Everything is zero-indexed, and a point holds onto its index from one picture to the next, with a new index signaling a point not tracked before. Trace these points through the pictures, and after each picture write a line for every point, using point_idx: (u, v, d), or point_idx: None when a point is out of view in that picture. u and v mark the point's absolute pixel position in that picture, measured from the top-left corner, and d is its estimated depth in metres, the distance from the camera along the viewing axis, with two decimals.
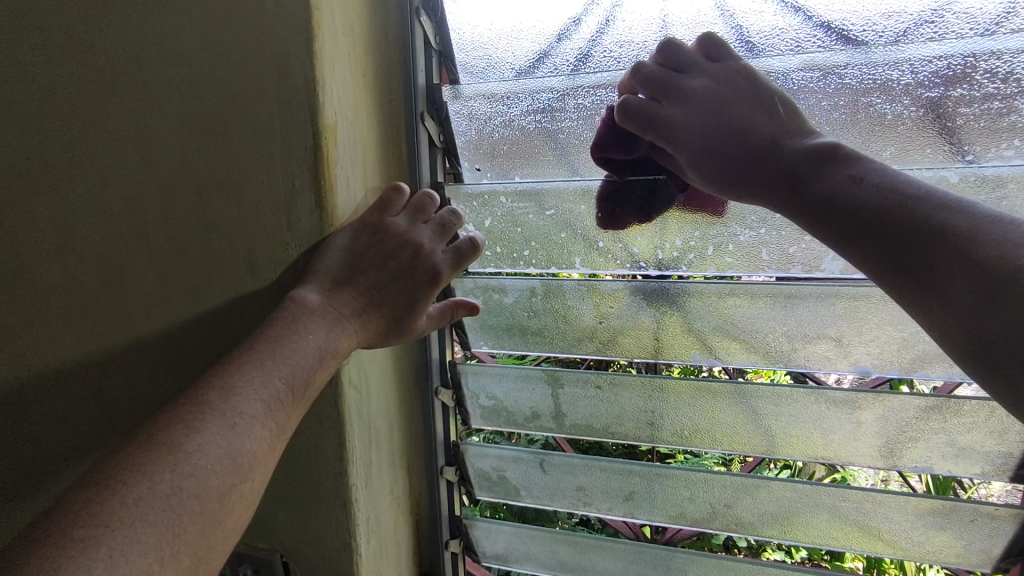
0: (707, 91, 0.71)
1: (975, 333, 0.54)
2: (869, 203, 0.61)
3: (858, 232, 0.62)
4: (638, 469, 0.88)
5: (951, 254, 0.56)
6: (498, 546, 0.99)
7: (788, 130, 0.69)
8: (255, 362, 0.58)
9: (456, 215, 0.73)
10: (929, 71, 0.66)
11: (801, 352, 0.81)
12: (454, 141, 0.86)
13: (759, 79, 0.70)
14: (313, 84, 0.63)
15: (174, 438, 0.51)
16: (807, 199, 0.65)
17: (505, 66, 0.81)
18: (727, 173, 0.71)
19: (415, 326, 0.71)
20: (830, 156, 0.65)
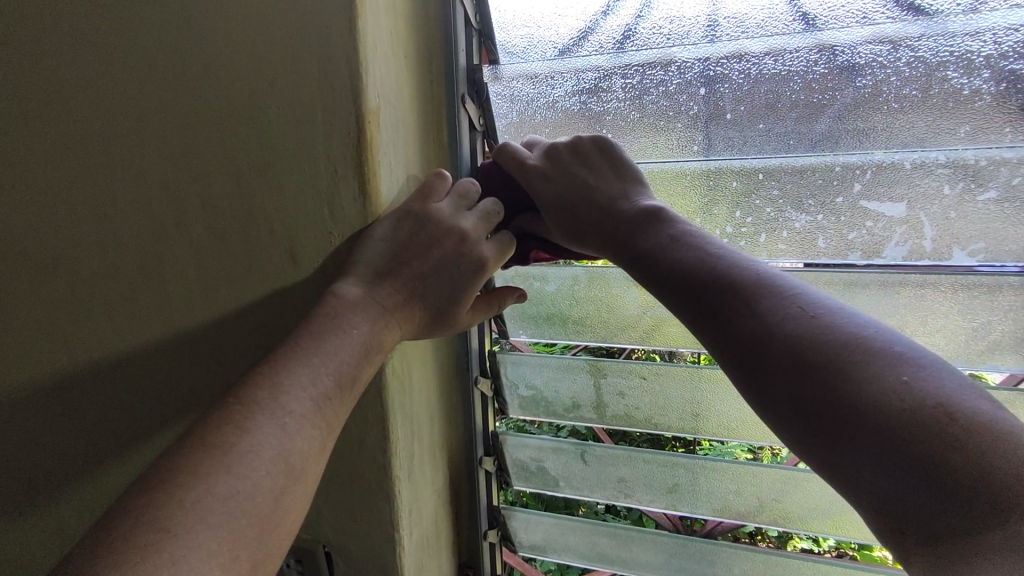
0: (561, 149, 0.71)
1: (806, 421, 0.48)
2: (679, 257, 0.60)
3: (668, 282, 0.61)
4: (684, 462, 0.85)
5: (742, 302, 0.55)
6: (536, 536, 0.98)
7: (627, 191, 0.69)
8: (301, 360, 0.57)
9: (498, 206, 0.70)
10: (1014, 41, 0.61)
11: None
12: (494, 121, 0.83)
13: (610, 146, 0.71)
14: (357, 65, 0.61)
15: (227, 439, 0.49)
16: (636, 256, 0.64)
17: (547, 45, 0.78)
18: (576, 225, 0.70)
19: (458, 319, 0.69)
20: (653, 218, 0.65)
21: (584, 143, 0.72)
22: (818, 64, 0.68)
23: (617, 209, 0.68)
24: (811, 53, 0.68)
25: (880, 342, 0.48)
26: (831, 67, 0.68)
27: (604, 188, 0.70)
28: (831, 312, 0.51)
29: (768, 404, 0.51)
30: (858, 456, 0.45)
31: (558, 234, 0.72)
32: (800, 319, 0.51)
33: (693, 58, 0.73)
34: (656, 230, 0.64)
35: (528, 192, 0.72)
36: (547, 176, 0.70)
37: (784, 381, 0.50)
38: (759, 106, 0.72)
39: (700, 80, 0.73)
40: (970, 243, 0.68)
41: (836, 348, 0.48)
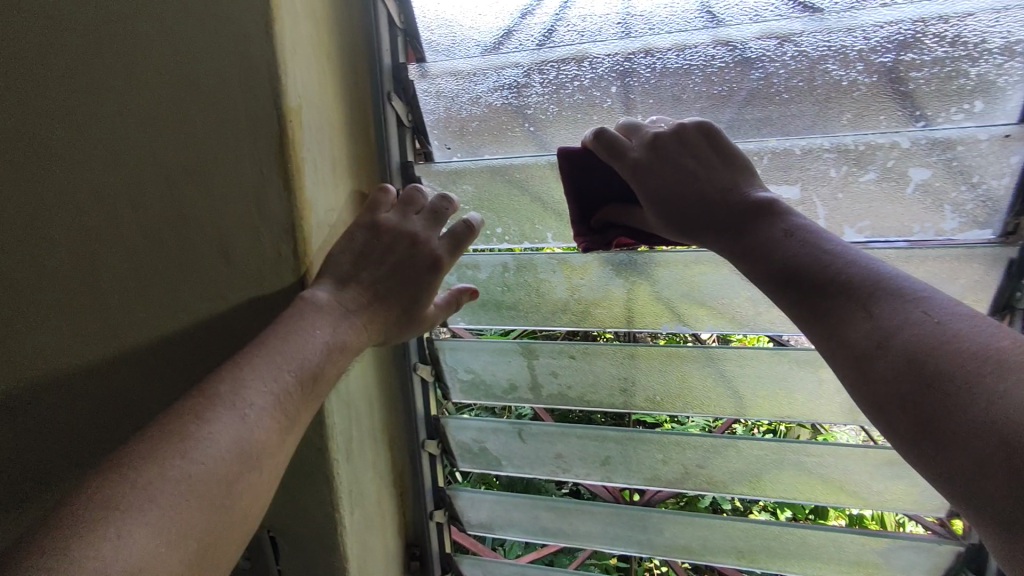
0: (666, 137, 0.69)
1: (921, 426, 0.47)
2: (799, 254, 0.59)
3: (782, 280, 0.60)
4: (613, 434, 0.91)
5: (860, 305, 0.54)
6: (482, 514, 1.02)
7: (739, 180, 0.67)
8: (263, 356, 0.61)
9: (448, 201, 0.74)
10: (880, 37, 0.67)
11: (766, 315, 0.83)
12: (424, 119, 0.86)
13: (717, 133, 0.69)
14: (276, 66, 0.63)
15: (186, 428, 0.53)
16: (744, 249, 0.64)
17: (470, 43, 0.81)
18: (686, 217, 0.68)
19: (423, 313, 0.74)
20: (766, 210, 0.64)
21: (685, 127, 0.69)
22: (716, 58, 0.73)
23: (729, 201, 0.66)
24: (710, 48, 0.73)
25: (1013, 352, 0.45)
26: (728, 61, 0.73)
27: (716, 177, 0.68)
28: (954, 315, 0.50)
29: (879, 402, 0.50)
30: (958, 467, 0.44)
31: (662, 227, 0.70)
32: (924, 326, 0.50)
33: (603, 53, 0.77)
34: (769, 223, 0.63)
35: (634, 183, 0.70)
36: (654, 163, 0.69)
37: (893, 382, 0.50)
38: (664, 100, 0.78)
39: (611, 76, 0.78)
40: (857, 221, 0.74)
41: (950, 354, 0.47)
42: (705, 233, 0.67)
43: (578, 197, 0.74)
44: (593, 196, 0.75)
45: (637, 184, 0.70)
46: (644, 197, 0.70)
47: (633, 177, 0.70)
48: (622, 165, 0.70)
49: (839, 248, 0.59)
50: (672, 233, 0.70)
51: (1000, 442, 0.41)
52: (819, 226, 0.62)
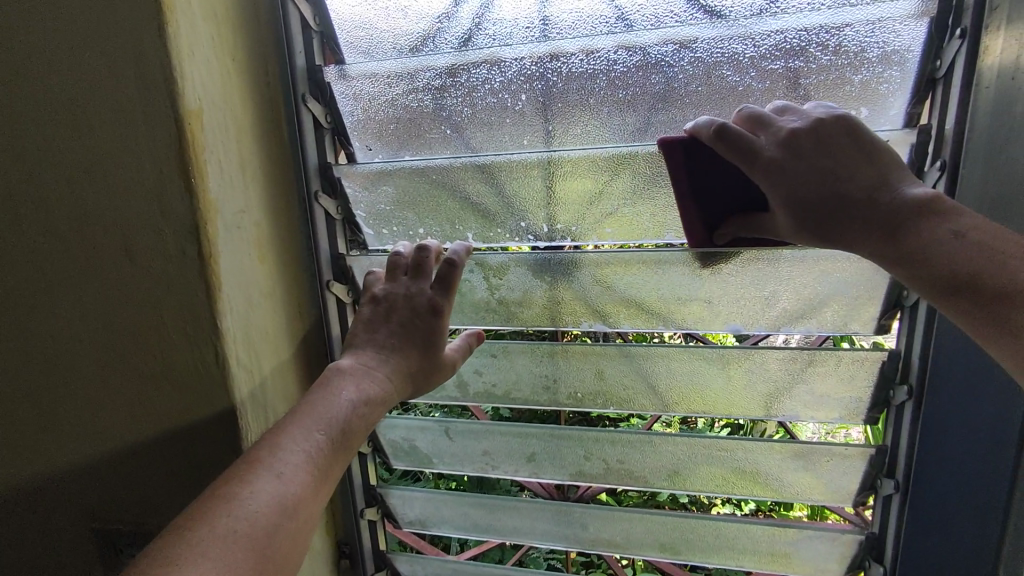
0: (802, 134, 0.62)
1: None
2: (972, 260, 0.56)
3: (960, 288, 0.57)
4: (535, 431, 0.93)
5: None
6: (415, 512, 1.04)
7: (887, 177, 0.61)
8: (295, 422, 0.64)
9: (424, 249, 0.79)
10: (770, 44, 0.69)
11: (677, 314, 0.85)
12: (343, 121, 0.86)
13: (859, 126, 0.62)
14: (170, 69, 0.64)
15: (229, 490, 0.55)
16: (908, 256, 0.59)
17: (388, 45, 0.82)
18: (831, 221, 0.62)
19: (443, 354, 0.77)
20: (926, 208, 0.59)
21: (822, 120, 0.62)
22: (619, 63, 0.74)
23: (881, 203, 0.60)
24: (613, 52, 0.74)
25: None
26: (630, 65, 0.74)
27: (870, 173, 0.61)
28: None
29: None
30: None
31: (799, 233, 0.64)
32: None
33: (512, 57, 0.78)
34: (930, 225, 0.58)
35: (767, 186, 0.64)
36: (792, 160, 0.62)
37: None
38: (572, 103, 0.79)
39: (521, 79, 0.79)
40: None
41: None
42: (862, 236, 0.62)
43: (697, 202, 0.69)
44: (712, 191, 0.68)
45: (774, 184, 0.63)
46: (782, 199, 0.63)
47: (769, 176, 0.63)
48: (757, 164, 0.63)
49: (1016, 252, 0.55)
50: (818, 237, 0.64)
51: None
52: (990, 223, 0.58)
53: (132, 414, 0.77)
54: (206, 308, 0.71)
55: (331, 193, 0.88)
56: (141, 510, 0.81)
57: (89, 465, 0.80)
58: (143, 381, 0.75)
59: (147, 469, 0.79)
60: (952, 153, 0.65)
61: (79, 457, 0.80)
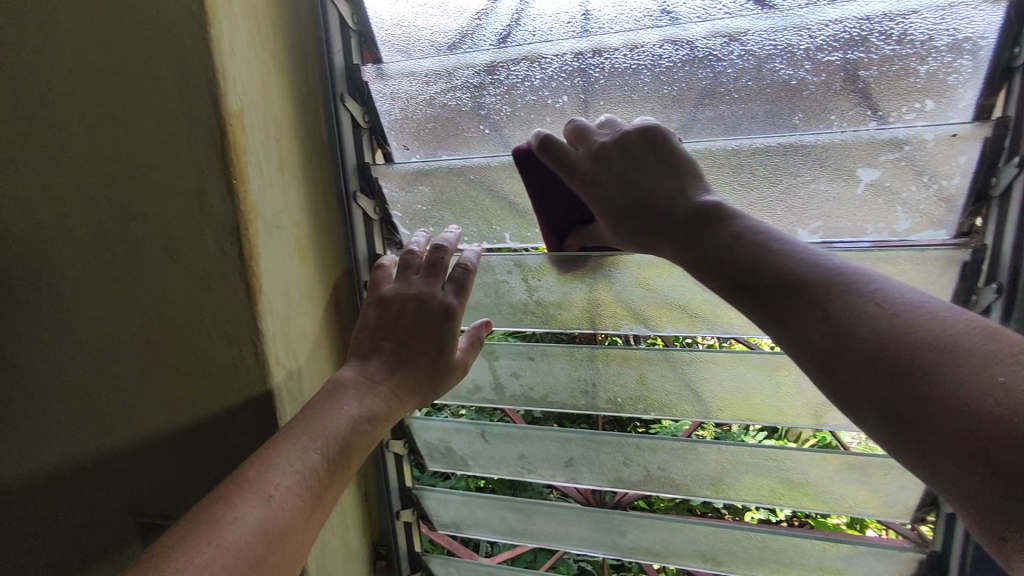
0: (611, 146, 0.70)
1: (907, 427, 0.44)
2: (746, 255, 0.58)
3: (737, 286, 0.58)
4: (573, 436, 0.91)
5: (814, 304, 0.52)
6: (450, 514, 1.03)
7: (684, 186, 0.67)
8: (290, 438, 0.64)
9: (440, 249, 0.76)
10: (826, 35, 0.66)
11: (723, 317, 0.81)
12: (381, 120, 0.85)
13: (660, 138, 0.68)
14: (213, 71, 0.64)
15: (215, 515, 0.55)
16: (688, 253, 0.63)
17: (426, 43, 0.81)
18: (633, 227, 0.69)
19: (452, 362, 0.77)
20: (714, 215, 0.62)
21: (630, 133, 0.70)
22: (664, 58, 0.72)
23: (672, 208, 0.65)
24: (658, 47, 0.71)
25: (967, 339, 0.44)
26: (676, 60, 0.72)
27: (654, 181, 0.67)
28: (932, 306, 0.48)
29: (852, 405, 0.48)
30: (957, 459, 0.41)
31: (618, 239, 0.71)
32: (882, 324, 0.48)
33: (553, 53, 0.75)
34: (713, 226, 0.62)
35: (586, 197, 0.72)
36: (598, 168, 0.70)
37: (867, 384, 0.47)
38: (614, 99, 0.77)
39: (561, 76, 0.77)
40: (810, 222, 0.73)
41: (923, 342, 0.45)
42: (654, 236, 0.67)
43: (547, 213, 0.77)
44: (558, 200, 0.76)
45: (590, 189, 0.71)
46: (596, 201, 0.71)
47: (578, 180, 0.71)
48: (571, 172, 0.71)
49: (796, 249, 0.57)
50: (628, 237, 0.69)
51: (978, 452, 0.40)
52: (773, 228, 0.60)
53: (173, 410, 0.78)
54: (246, 308, 0.71)
55: (369, 193, 0.87)
56: (182, 505, 0.82)
57: (134, 460, 0.81)
58: (184, 379, 0.76)
59: (188, 465, 0.80)
60: None
61: (124, 453, 0.81)
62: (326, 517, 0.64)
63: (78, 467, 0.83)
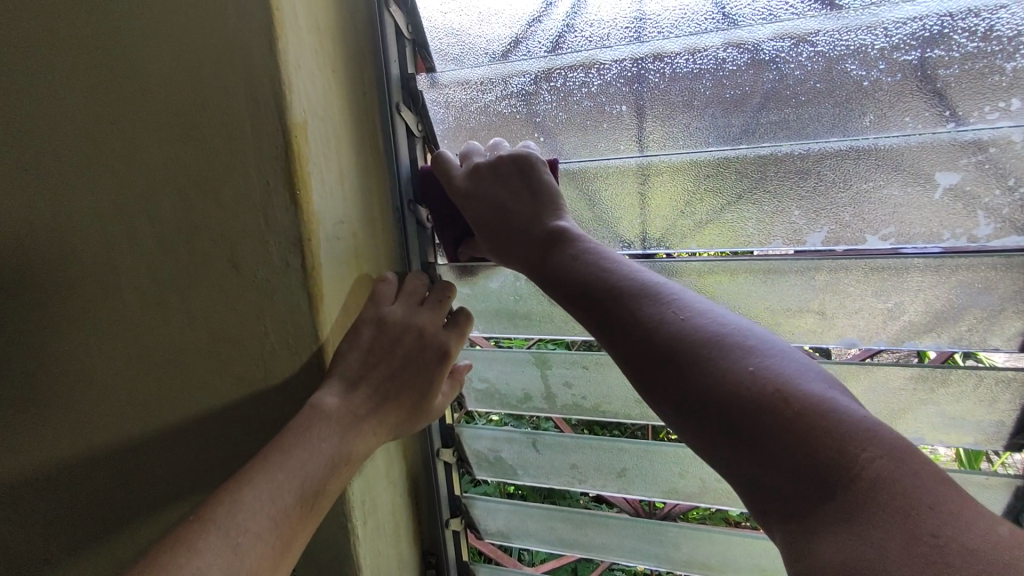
0: (483, 169, 0.74)
1: (710, 428, 0.51)
2: (579, 270, 0.64)
3: (569, 297, 0.64)
4: (628, 446, 0.89)
5: (627, 310, 0.58)
6: (499, 523, 1.03)
7: (540, 214, 0.71)
8: (265, 476, 0.67)
9: (448, 289, 0.81)
10: (904, 33, 0.64)
11: (786, 326, 0.79)
12: (434, 129, 0.86)
13: (528, 164, 0.73)
14: (279, 83, 0.64)
15: (177, 560, 0.59)
16: (538, 268, 0.68)
17: (479, 52, 0.79)
18: (495, 244, 0.73)
19: (432, 405, 0.83)
20: (561, 238, 0.68)
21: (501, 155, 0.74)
22: (727, 62, 0.70)
23: (531, 232, 0.70)
24: (722, 51, 0.70)
25: (734, 337, 0.53)
26: (741, 63, 0.70)
27: (524, 202, 0.72)
28: (717, 317, 0.55)
29: (658, 403, 0.55)
30: (719, 437, 0.50)
31: (487, 251, 0.76)
32: (676, 328, 0.55)
33: (612, 59, 0.75)
34: (563, 245, 0.67)
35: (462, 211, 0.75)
36: (473, 187, 0.74)
37: (673, 389, 0.53)
38: (674, 104, 0.75)
39: (620, 81, 0.76)
40: (882, 228, 0.70)
41: (703, 345, 0.53)
42: (512, 251, 0.72)
43: (443, 226, 0.82)
44: (449, 215, 0.81)
45: (461, 203, 0.74)
46: (467, 215, 0.75)
47: (458, 196, 0.74)
48: (450, 187, 0.75)
49: (626, 266, 0.63)
50: (493, 252, 0.74)
51: (774, 460, 0.47)
52: (605, 245, 0.67)
53: (235, 416, 0.79)
54: (308, 318, 0.71)
55: (423, 201, 0.87)
56: None
57: (195, 465, 0.83)
58: (246, 386, 0.77)
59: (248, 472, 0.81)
60: None
61: (187, 458, 0.83)
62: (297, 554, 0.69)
63: (140, 473, 0.85)
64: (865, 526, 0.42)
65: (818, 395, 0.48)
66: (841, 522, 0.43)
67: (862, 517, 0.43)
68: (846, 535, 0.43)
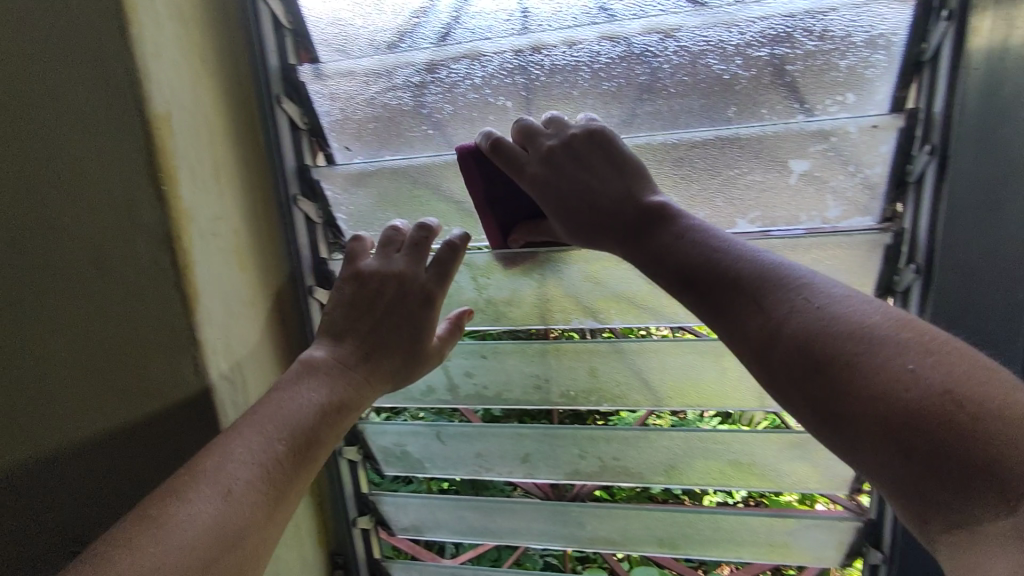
0: (558, 148, 0.70)
1: (837, 414, 0.49)
2: (687, 256, 0.62)
3: (681, 282, 0.62)
4: (529, 432, 0.91)
5: (749, 298, 0.57)
6: (409, 518, 1.02)
7: (632, 188, 0.69)
8: (252, 428, 0.66)
9: (425, 227, 0.76)
10: (756, 31, 0.68)
11: (669, 307, 0.83)
12: (320, 122, 0.83)
13: (612, 142, 0.70)
14: (135, 71, 0.61)
15: (167, 511, 0.57)
16: (642, 251, 0.65)
17: (364, 42, 0.78)
18: (581, 227, 0.70)
19: (428, 347, 0.77)
20: (659, 215, 0.66)
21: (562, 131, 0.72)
22: (603, 55, 0.73)
23: (625, 209, 0.67)
24: (596, 44, 0.72)
25: (841, 326, 0.51)
26: (614, 56, 0.72)
27: (601, 179, 0.69)
28: (846, 298, 0.53)
29: (784, 394, 0.53)
30: (865, 428, 0.47)
31: (568, 236, 0.72)
32: (806, 312, 0.53)
33: (493, 51, 0.75)
34: (666, 225, 0.65)
35: (535, 194, 0.72)
36: (549, 165, 0.70)
37: (796, 372, 0.52)
38: (556, 97, 0.77)
39: (502, 74, 0.76)
40: (748, 212, 0.76)
41: (844, 333, 0.51)
42: (594, 233, 0.69)
43: (490, 211, 0.76)
44: (501, 199, 0.76)
45: (529, 183, 0.71)
46: (532, 195, 0.72)
47: (522, 175, 0.71)
48: (507, 168, 0.72)
49: (733, 249, 0.60)
50: (576, 232, 0.71)
51: (922, 451, 0.44)
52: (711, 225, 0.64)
53: None
54: (183, 320, 0.68)
55: (310, 196, 0.85)
56: None
57: None
58: None
59: None
60: (941, 137, 0.65)
61: None
62: (290, 508, 0.66)
63: None
64: (981, 493, 0.42)
65: (959, 374, 0.46)
66: (982, 502, 0.42)
67: (985, 489, 0.42)
68: (1013, 534, 0.40)
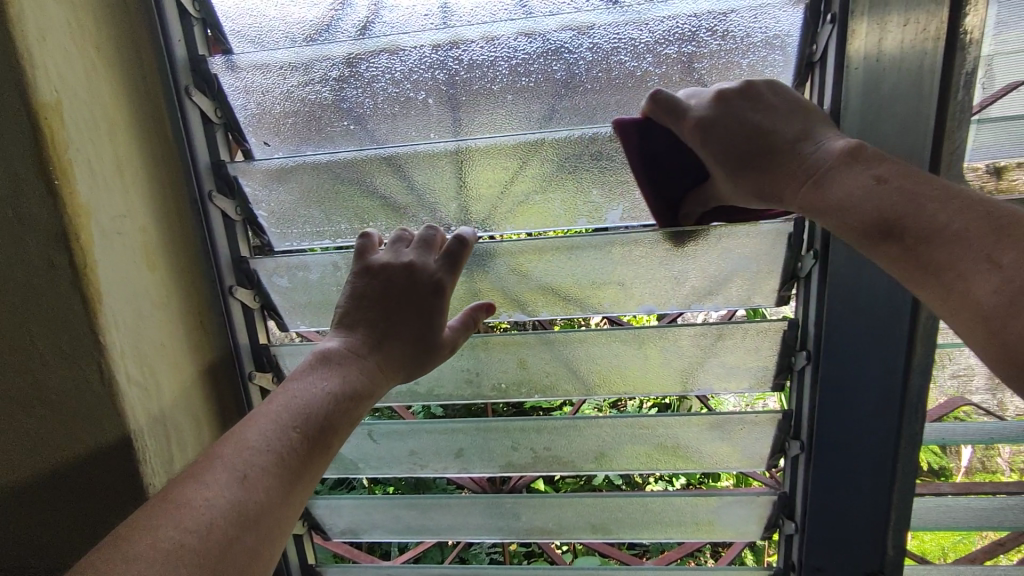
0: (731, 95, 0.65)
1: None
2: (891, 203, 0.54)
3: (878, 234, 0.54)
4: (461, 427, 0.91)
5: (980, 255, 0.48)
6: (343, 520, 1.01)
7: (811, 130, 0.63)
8: (264, 412, 0.58)
9: (433, 230, 0.74)
10: (664, 29, 0.71)
11: (594, 298, 0.86)
12: (235, 116, 0.81)
13: (781, 87, 0.65)
14: (16, 57, 0.57)
15: (181, 493, 0.49)
16: (817, 201, 0.59)
17: (278, 34, 0.77)
18: (756, 181, 0.65)
19: (442, 338, 0.70)
20: (854, 154, 0.58)
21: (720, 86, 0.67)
22: (521, 49, 0.73)
23: (806, 155, 0.61)
24: (513, 39, 0.73)
25: None
26: (531, 52, 0.73)
27: (775, 125, 0.63)
28: None
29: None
30: None
31: (734, 191, 0.67)
32: None
33: (411, 45, 0.74)
34: (845, 166, 0.57)
35: (698, 146, 0.67)
36: (716, 117, 0.65)
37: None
38: (477, 93, 0.77)
39: (421, 68, 0.76)
40: None
41: None
42: (774, 186, 0.64)
43: (652, 181, 0.71)
44: (665, 164, 0.70)
45: (693, 136, 0.66)
46: (706, 153, 0.67)
47: (688, 127, 0.66)
48: (681, 123, 0.66)
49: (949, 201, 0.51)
50: (750, 189, 0.65)
51: None
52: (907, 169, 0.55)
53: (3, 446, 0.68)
54: (84, 323, 0.64)
55: (228, 192, 0.82)
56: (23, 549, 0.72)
57: None
58: (14, 410, 0.67)
59: (29, 509, 0.71)
60: None
61: None
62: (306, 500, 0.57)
63: None
64: None
65: None
66: None
67: None
68: None
